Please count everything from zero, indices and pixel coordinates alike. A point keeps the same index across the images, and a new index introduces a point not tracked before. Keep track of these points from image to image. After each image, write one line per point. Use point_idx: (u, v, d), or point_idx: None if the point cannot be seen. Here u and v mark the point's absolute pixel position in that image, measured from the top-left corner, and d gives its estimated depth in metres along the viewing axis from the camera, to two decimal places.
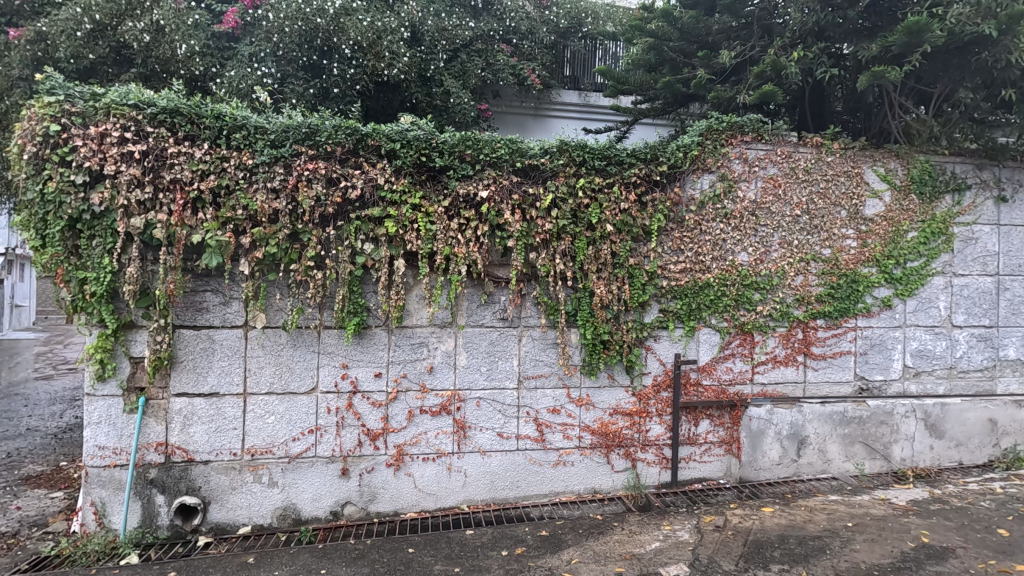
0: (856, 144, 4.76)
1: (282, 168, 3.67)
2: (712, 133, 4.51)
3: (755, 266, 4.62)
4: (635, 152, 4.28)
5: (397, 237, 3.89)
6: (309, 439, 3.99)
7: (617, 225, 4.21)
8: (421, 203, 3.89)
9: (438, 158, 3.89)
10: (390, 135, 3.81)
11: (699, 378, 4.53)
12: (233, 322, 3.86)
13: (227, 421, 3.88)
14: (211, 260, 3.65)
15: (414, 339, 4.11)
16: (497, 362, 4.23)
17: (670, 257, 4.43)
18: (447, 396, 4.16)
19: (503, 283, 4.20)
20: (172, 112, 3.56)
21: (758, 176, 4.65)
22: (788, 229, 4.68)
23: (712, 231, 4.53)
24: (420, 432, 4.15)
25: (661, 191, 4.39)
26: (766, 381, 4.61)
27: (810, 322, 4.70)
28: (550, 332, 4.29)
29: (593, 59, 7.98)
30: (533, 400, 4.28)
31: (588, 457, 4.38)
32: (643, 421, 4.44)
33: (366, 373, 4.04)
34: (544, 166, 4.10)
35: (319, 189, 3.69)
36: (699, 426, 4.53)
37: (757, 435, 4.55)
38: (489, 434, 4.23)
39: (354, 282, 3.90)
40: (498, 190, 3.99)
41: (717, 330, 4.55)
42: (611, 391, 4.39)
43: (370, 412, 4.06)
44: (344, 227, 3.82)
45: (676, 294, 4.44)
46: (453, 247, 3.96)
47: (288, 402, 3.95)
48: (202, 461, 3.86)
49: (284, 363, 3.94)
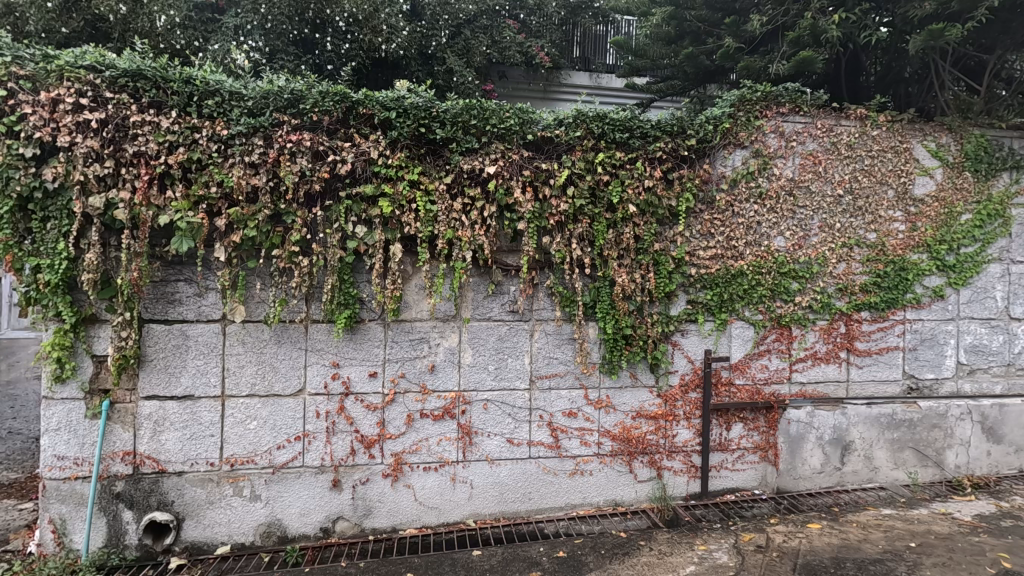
0: (904, 116, 4.28)
1: (261, 139, 3.22)
2: (745, 104, 4.04)
3: (793, 252, 4.14)
4: (660, 124, 3.81)
5: (393, 219, 3.43)
6: (296, 446, 3.56)
7: (641, 206, 3.75)
8: (420, 180, 3.44)
9: (439, 129, 3.44)
10: (384, 102, 3.36)
11: (731, 377, 4.06)
12: (209, 316, 3.43)
13: (203, 428, 3.45)
14: (181, 245, 3.20)
15: (414, 335, 3.66)
16: (506, 360, 3.78)
17: (699, 242, 3.97)
18: (450, 398, 3.72)
19: (512, 272, 3.74)
20: (134, 75, 3.10)
21: (796, 152, 4.17)
22: (829, 210, 4.21)
23: (745, 213, 4.06)
24: (421, 439, 3.70)
25: (689, 168, 3.92)
26: (805, 380, 4.14)
27: (854, 314, 4.22)
28: (565, 327, 3.84)
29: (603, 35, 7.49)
30: (546, 402, 3.83)
31: (608, 466, 3.93)
32: (669, 426, 3.98)
33: (360, 373, 3.60)
34: (558, 138, 3.66)
35: (305, 164, 3.25)
36: (731, 430, 4.07)
37: (796, 440, 4.08)
38: (497, 440, 3.78)
39: (345, 270, 3.45)
40: (507, 166, 3.54)
41: (751, 324, 4.08)
42: (634, 392, 3.93)
43: (365, 416, 3.62)
44: (333, 207, 3.38)
45: (706, 284, 3.98)
46: (456, 230, 3.50)
47: (271, 405, 3.52)
48: (175, 472, 3.43)
49: (267, 363, 3.50)
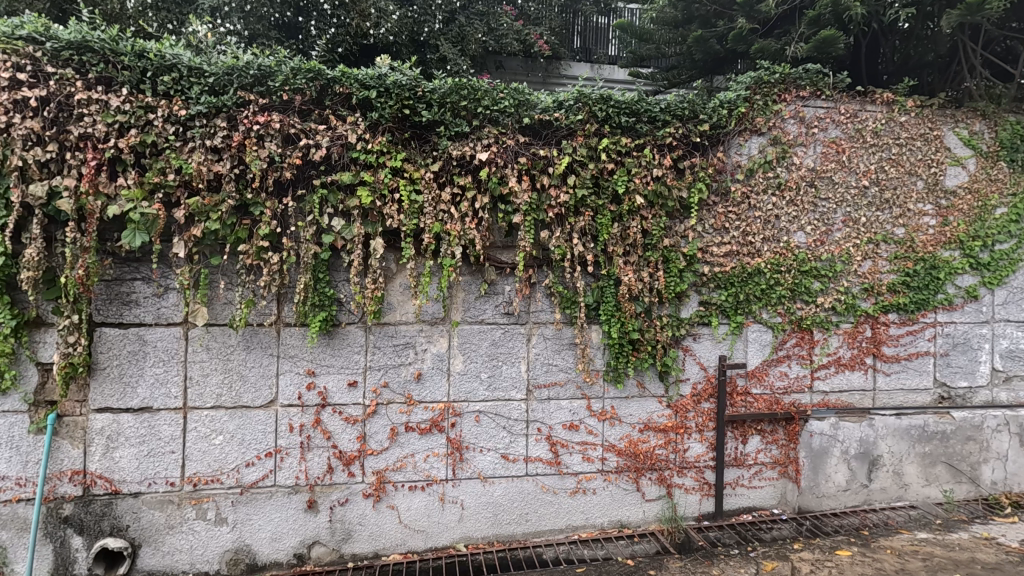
0: (934, 100, 3.93)
1: (224, 120, 2.87)
2: (761, 87, 3.70)
3: (815, 249, 3.79)
4: (670, 107, 3.47)
5: (374, 211, 3.08)
6: (266, 464, 3.20)
7: (649, 197, 3.40)
8: (404, 168, 3.09)
9: (425, 110, 3.09)
10: (363, 80, 3.01)
11: (748, 386, 3.71)
12: (169, 318, 3.08)
13: (162, 443, 3.10)
14: (133, 239, 2.84)
15: (398, 339, 3.31)
16: (500, 367, 3.42)
17: (712, 238, 3.62)
18: (438, 409, 3.36)
19: (507, 270, 3.39)
20: (80, 47, 2.74)
21: (817, 139, 3.82)
22: (854, 203, 3.85)
23: (762, 206, 3.71)
24: (406, 455, 3.34)
25: (701, 156, 3.58)
26: (828, 389, 3.79)
27: (880, 317, 3.87)
28: (566, 330, 3.49)
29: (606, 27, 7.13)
30: (545, 414, 3.48)
31: (613, 483, 3.57)
32: (680, 439, 3.63)
33: (338, 382, 3.25)
34: (557, 122, 3.31)
35: (274, 148, 2.90)
36: (748, 444, 3.72)
37: (819, 455, 3.72)
38: (490, 456, 3.43)
39: (320, 267, 3.10)
40: (501, 153, 3.19)
41: (769, 327, 3.73)
42: (641, 402, 3.57)
43: (344, 430, 3.27)
44: (307, 197, 3.03)
45: (720, 283, 3.63)
46: (444, 224, 3.15)
47: (239, 418, 3.16)
48: (131, 494, 3.07)
49: (234, 371, 3.15)
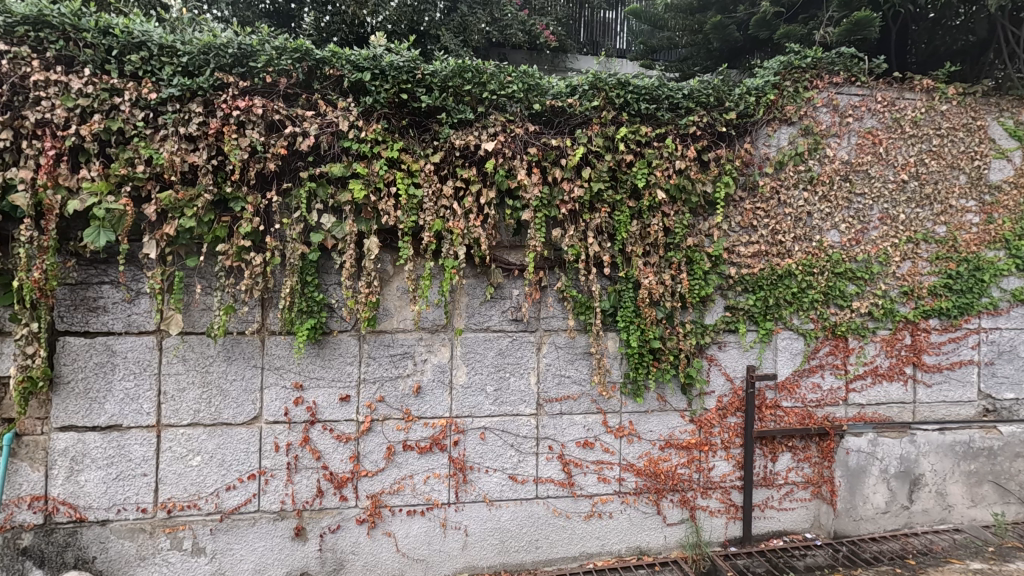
0: (977, 88, 3.62)
1: (199, 104, 2.56)
2: (792, 73, 3.39)
3: (849, 249, 3.48)
4: (693, 93, 3.16)
5: (368, 207, 2.77)
6: (249, 487, 2.89)
7: (671, 191, 3.09)
8: (401, 159, 2.78)
9: (424, 95, 2.79)
10: (356, 61, 2.70)
11: (778, 399, 3.40)
12: (140, 327, 2.77)
13: (133, 466, 2.79)
14: (98, 238, 2.53)
15: (395, 349, 3.00)
16: (507, 380, 3.11)
17: (738, 237, 3.32)
18: (440, 426, 3.05)
19: (515, 272, 3.08)
20: (36, 22, 2.43)
21: (852, 130, 3.51)
22: (892, 199, 3.54)
23: (793, 202, 3.40)
24: (404, 477, 3.03)
25: (727, 148, 3.28)
26: (864, 402, 3.48)
27: (921, 323, 3.55)
28: (580, 338, 3.18)
29: (615, 29, 6.84)
30: (557, 431, 3.16)
31: (632, 506, 3.26)
32: (704, 457, 3.32)
33: (328, 397, 2.94)
34: (570, 108, 3.00)
35: (255, 136, 2.59)
36: (777, 462, 3.41)
37: (856, 474, 3.40)
38: (497, 477, 3.12)
39: (307, 270, 2.79)
40: (509, 143, 2.89)
41: (800, 334, 3.42)
42: (662, 417, 3.26)
43: (335, 449, 2.96)
44: (293, 191, 2.72)
45: (747, 287, 3.32)
46: (446, 221, 2.84)
47: (219, 437, 2.85)
48: (98, 522, 2.77)
49: (213, 385, 2.84)
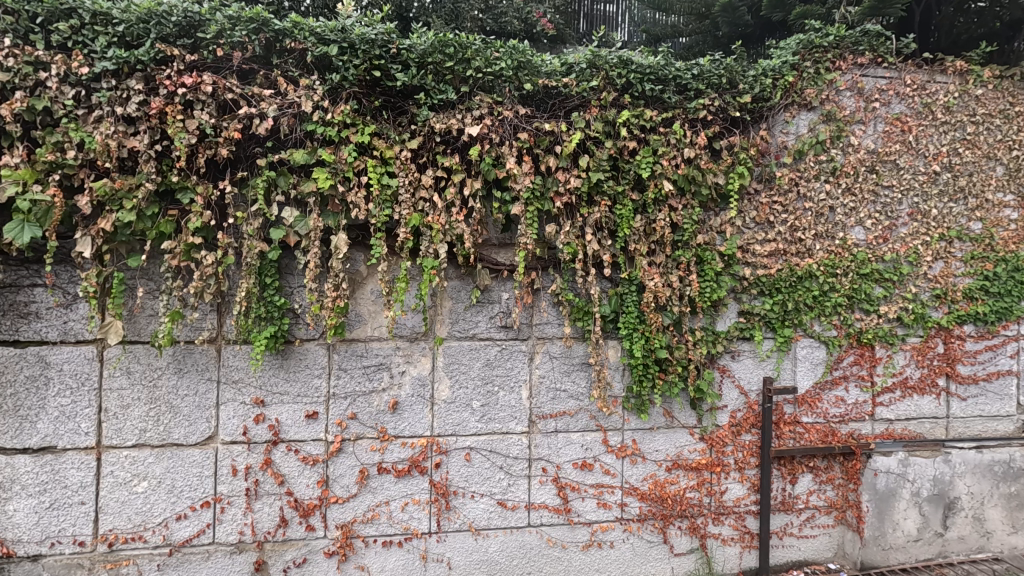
0: (1015, 70, 3.27)
1: (139, 81, 2.23)
2: (813, 52, 3.05)
3: (876, 247, 3.14)
4: (704, 74, 2.83)
5: (336, 199, 2.44)
6: (203, 516, 2.56)
7: (679, 183, 2.76)
8: (373, 144, 2.45)
9: (400, 72, 2.46)
10: (321, 32, 2.37)
11: (797, 415, 3.06)
12: (78, 335, 2.44)
13: (69, 493, 2.45)
14: (22, 233, 2.18)
15: (368, 360, 2.67)
16: (496, 394, 2.78)
17: (754, 234, 2.98)
18: (419, 446, 2.71)
19: (504, 273, 2.75)
20: None
21: (878, 116, 3.18)
22: (922, 192, 3.20)
23: (814, 195, 3.07)
24: (380, 503, 2.70)
25: (741, 135, 2.95)
26: (893, 417, 3.14)
27: (955, 329, 3.21)
28: (577, 347, 2.84)
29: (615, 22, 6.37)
30: (552, 451, 2.83)
31: (635, 534, 2.93)
32: (716, 479, 2.98)
33: (293, 414, 2.61)
34: (565, 88, 2.67)
35: (204, 117, 2.26)
36: (797, 484, 3.07)
37: (885, 499, 3.05)
38: (484, 503, 2.78)
39: (267, 270, 2.46)
40: (496, 127, 2.56)
41: (822, 342, 3.08)
42: (669, 435, 2.92)
43: (300, 473, 2.62)
44: (250, 181, 2.40)
45: (763, 290, 2.99)
46: (425, 215, 2.51)
47: (168, 460, 2.52)
48: (29, 557, 2.44)
49: (162, 401, 2.51)
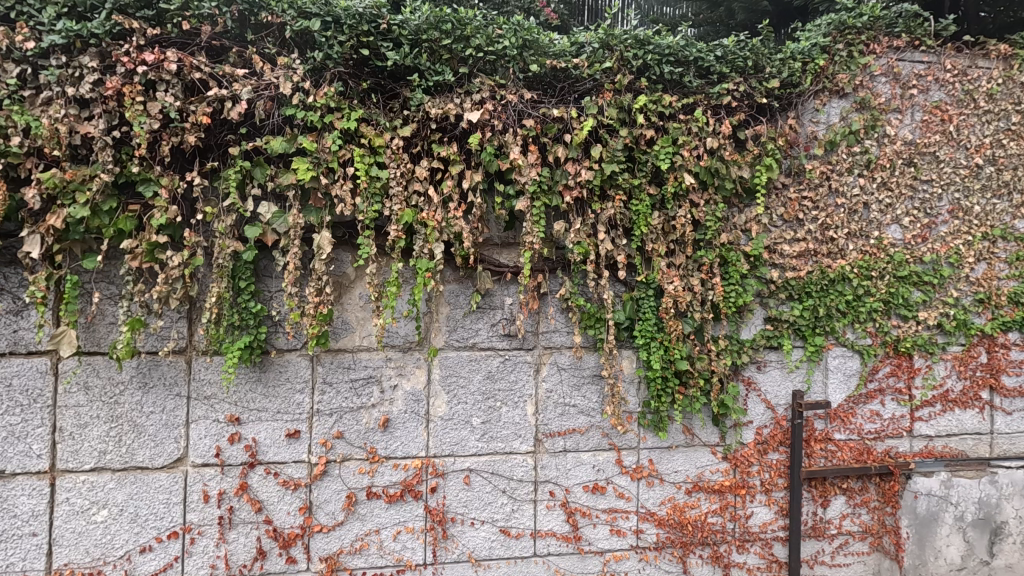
0: None
1: (93, 57, 1.96)
2: (846, 34, 2.78)
3: (914, 247, 2.86)
4: (728, 56, 2.56)
5: (318, 192, 2.18)
6: (170, 548, 2.28)
7: (702, 176, 2.49)
8: (361, 131, 2.18)
9: (390, 51, 2.19)
10: (302, 5, 2.11)
11: (829, 431, 2.79)
12: (28, 346, 2.16)
13: (18, 524, 2.18)
14: None
15: (356, 373, 2.40)
16: (498, 410, 2.51)
17: (782, 233, 2.71)
18: (413, 468, 2.44)
19: (507, 276, 2.48)
20: None
21: (916, 104, 2.90)
22: (963, 187, 2.93)
23: (847, 190, 2.79)
24: (369, 532, 2.42)
25: (768, 123, 2.67)
26: (932, 433, 2.87)
27: (1000, 337, 2.93)
28: (588, 358, 2.57)
29: None
30: (560, 473, 2.56)
31: (652, 564, 2.66)
32: (741, 503, 2.71)
33: (272, 433, 2.34)
34: (576, 70, 2.40)
35: (167, 98, 1.99)
36: (828, 508, 2.80)
37: (926, 524, 2.77)
38: (485, 531, 2.51)
39: (242, 272, 2.19)
40: (499, 113, 2.29)
41: (856, 351, 2.80)
42: (689, 454, 2.65)
43: (280, 499, 2.35)
44: (222, 172, 2.13)
45: (792, 294, 2.72)
46: (419, 211, 2.24)
47: (132, 486, 2.25)
48: None
49: (124, 419, 2.24)
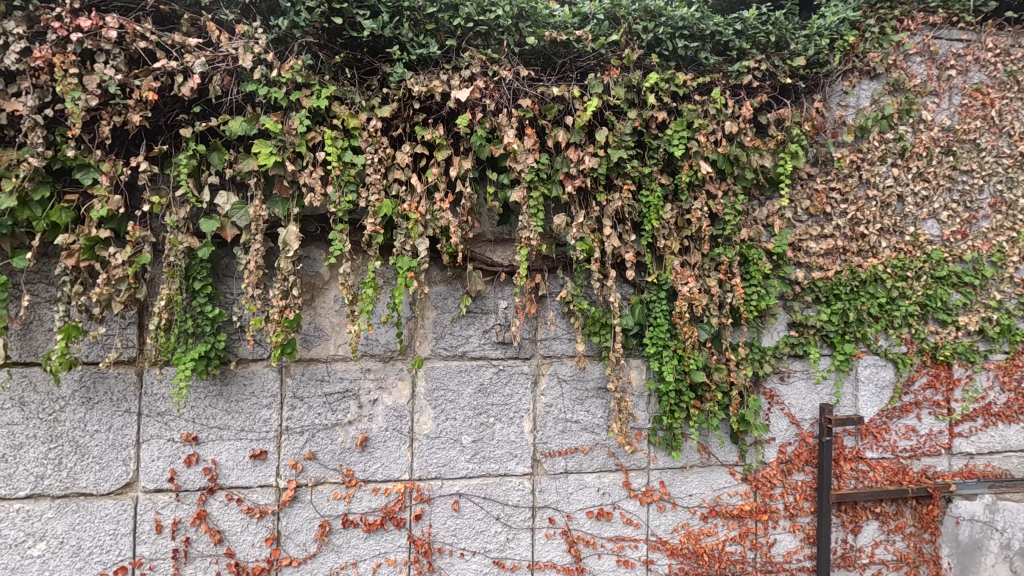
0: None
1: (20, 22, 1.69)
2: (878, 8, 2.50)
3: (952, 245, 2.58)
4: (749, 30, 2.28)
5: (284, 181, 1.91)
6: None
7: (720, 164, 2.21)
8: (333, 111, 1.91)
9: (367, 19, 1.92)
10: None
11: (860, 449, 2.51)
12: None
13: None
14: None
15: (331, 386, 2.12)
16: (491, 427, 2.23)
17: (807, 228, 2.44)
18: (395, 493, 2.17)
19: (500, 276, 2.21)
20: None
21: (953, 87, 2.62)
22: (1007, 177, 2.63)
23: (879, 181, 2.51)
24: (345, 565, 2.15)
25: (793, 106, 2.39)
26: (973, 450, 2.59)
27: None
28: (592, 369, 2.29)
29: None
30: (561, 497, 2.28)
31: None
32: (762, 530, 2.43)
33: (234, 454, 2.06)
34: (578, 43, 2.12)
35: (107, 71, 1.72)
36: (859, 535, 2.52)
37: (971, 552, 2.48)
38: (477, 563, 2.23)
39: (197, 272, 1.91)
40: (491, 91, 2.02)
41: (889, 360, 2.52)
42: (705, 476, 2.38)
43: (245, 529, 2.08)
44: (173, 157, 1.86)
45: (819, 297, 2.44)
46: (399, 202, 1.97)
47: (73, 516, 1.98)
48: None
49: (65, 439, 1.97)
